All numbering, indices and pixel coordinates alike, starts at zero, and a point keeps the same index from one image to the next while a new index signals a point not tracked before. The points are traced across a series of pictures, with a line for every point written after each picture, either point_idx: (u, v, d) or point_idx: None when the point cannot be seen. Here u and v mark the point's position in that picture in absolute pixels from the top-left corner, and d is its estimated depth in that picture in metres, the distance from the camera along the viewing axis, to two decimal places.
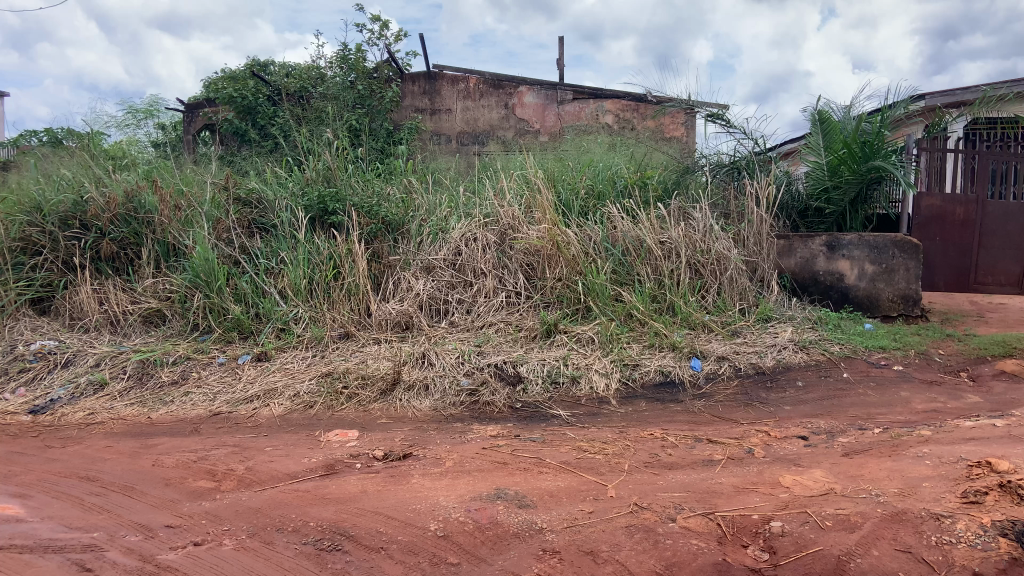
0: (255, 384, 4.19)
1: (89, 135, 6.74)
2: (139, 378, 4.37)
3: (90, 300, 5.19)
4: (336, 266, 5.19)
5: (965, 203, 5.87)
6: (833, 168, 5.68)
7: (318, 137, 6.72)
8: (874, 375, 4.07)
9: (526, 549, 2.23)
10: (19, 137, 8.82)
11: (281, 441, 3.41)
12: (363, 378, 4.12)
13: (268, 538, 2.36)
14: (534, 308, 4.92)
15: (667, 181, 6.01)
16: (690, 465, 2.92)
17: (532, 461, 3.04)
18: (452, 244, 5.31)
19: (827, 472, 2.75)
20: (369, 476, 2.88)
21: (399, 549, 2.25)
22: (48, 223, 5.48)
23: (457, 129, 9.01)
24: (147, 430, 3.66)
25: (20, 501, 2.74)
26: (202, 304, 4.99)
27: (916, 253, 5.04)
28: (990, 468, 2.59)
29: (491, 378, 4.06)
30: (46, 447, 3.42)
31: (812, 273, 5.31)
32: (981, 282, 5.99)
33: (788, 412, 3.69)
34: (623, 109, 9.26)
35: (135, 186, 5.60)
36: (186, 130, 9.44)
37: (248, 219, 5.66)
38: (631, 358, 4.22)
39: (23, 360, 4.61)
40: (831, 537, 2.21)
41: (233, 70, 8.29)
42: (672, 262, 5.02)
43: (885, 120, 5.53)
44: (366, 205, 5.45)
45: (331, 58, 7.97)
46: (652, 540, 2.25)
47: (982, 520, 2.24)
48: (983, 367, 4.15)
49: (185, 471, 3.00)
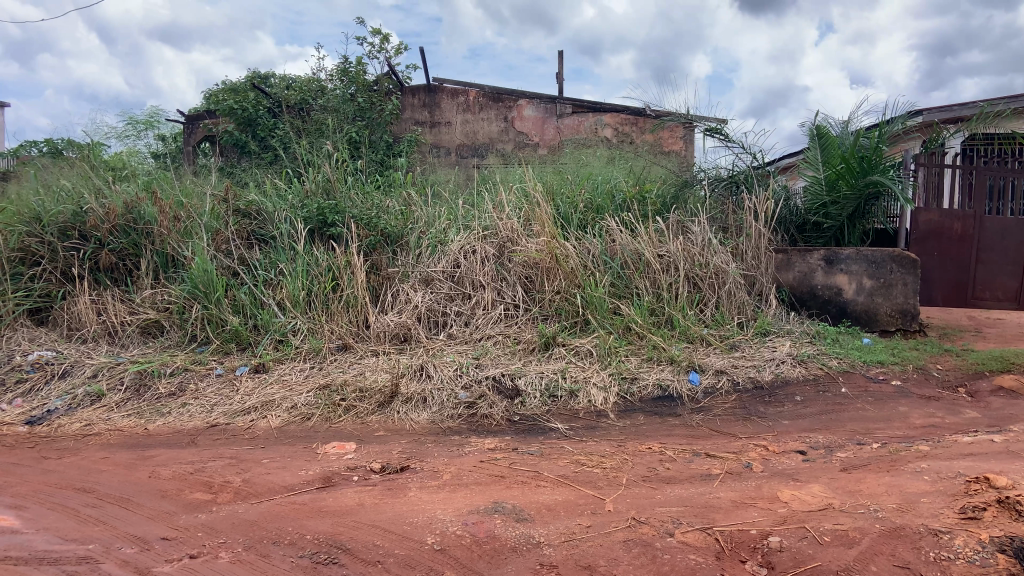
0: (252, 395, 4.18)
1: (90, 145, 6.77)
2: (137, 390, 4.36)
3: (88, 310, 5.20)
4: (334, 277, 5.20)
5: (962, 218, 5.87)
6: (831, 182, 5.74)
7: (318, 149, 6.76)
8: (872, 390, 4.07)
9: (523, 564, 2.21)
10: (20, 148, 8.89)
11: (278, 453, 3.40)
12: (361, 390, 4.12)
13: (264, 551, 2.35)
14: (532, 321, 4.93)
15: (665, 195, 6.05)
16: (688, 479, 2.92)
17: (529, 474, 3.03)
18: (451, 256, 5.34)
19: (825, 487, 2.74)
20: (367, 489, 2.87)
21: (395, 563, 2.24)
22: (47, 233, 5.51)
23: (456, 142, 9.07)
24: (144, 442, 3.65)
25: (16, 512, 2.73)
26: (200, 315, 5.00)
27: (914, 268, 5.06)
28: (989, 484, 2.58)
29: (489, 392, 4.05)
30: (42, 459, 3.41)
31: (810, 287, 5.33)
32: (978, 297, 6.01)
33: (786, 426, 3.68)
34: (622, 123, 9.34)
35: (136, 197, 5.62)
36: (186, 141, 9.50)
37: (247, 231, 5.68)
38: (630, 371, 4.22)
39: (20, 371, 4.61)
40: (829, 553, 2.21)
41: (234, 83, 8.37)
42: (670, 275, 5.04)
43: (882, 135, 5.58)
44: (365, 217, 5.49)
45: (332, 71, 8.08)
46: (649, 554, 2.25)
47: (981, 536, 2.23)
48: (981, 383, 4.16)
49: (182, 483, 2.99)
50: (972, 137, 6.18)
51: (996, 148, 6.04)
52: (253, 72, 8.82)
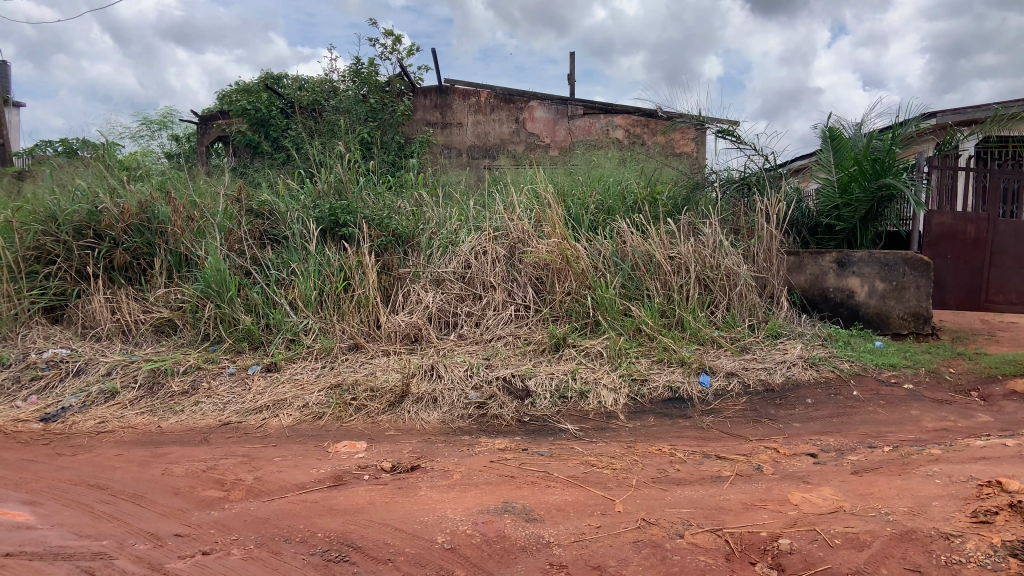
0: (265, 394, 4.23)
1: (105, 144, 6.82)
2: (150, 387, 4.42)
3: (102, 309, 5.27)
4: (346, 278, 5.24)
5: (976, 220, 5.83)
6: (843, 184, 5.72)
7: (330, 149, 6.79)
8: (883, 393, 4.05)
9: (532, 563, 2.22)
10: (35, 148, 9.11)
11: (290, 451, 3.44)
12: (372, 390, 4.15)
13: (276, 548, 2.37)
14: (543, 321, 4.95)
15: (676, 197, 6.05)
16: (699, 481, 2.92)
17: (538, 474, 3.05)
18: (462, 257, 5.38)
19: (836, 490, 2.74)
20: (378, 487, 2.90)
21: (405, 562, 2.26)
22: (63, 232, 5.59)
23: (468, 143, 9.08)
24: (157, 439, 3.70)
25: (31, 508, 2.78)
26: (214, 314, 5.06)
27: (927, 271, 5.03)
28: (1001, 488, 2.56)
29: (499, 392, 4.06)
30: (56, 455, 3.46)
31: (822, 289, 5.30)
32: (991, 301, 5.97)
33: (797, 429, 3.67)
34: (633, 125, 9.43)
35: (150, 197, 5.69)
36: (199, 141, 9.64)
37: (260, 230, 5.75)
38: (640, 373, 4.23)
39: (35, 368, 4.67)
40: (840, 555, 2.20)
41: (248, 84, 8.49)
42: (681, 277, 5.03)
43: (895, 138, 5.54)
44: (377, 218, 5.53)
45: (345, 73, 8.14)
46: (658, 555, 2.25)
47: (992, 540, 2.22)
48: (994, 386, 4.12)
49: (194, 480, 3.04)
50: (987, 139, 6.12)
51: (1011, 150, 5.98)
52: (266, 73, 8.90)
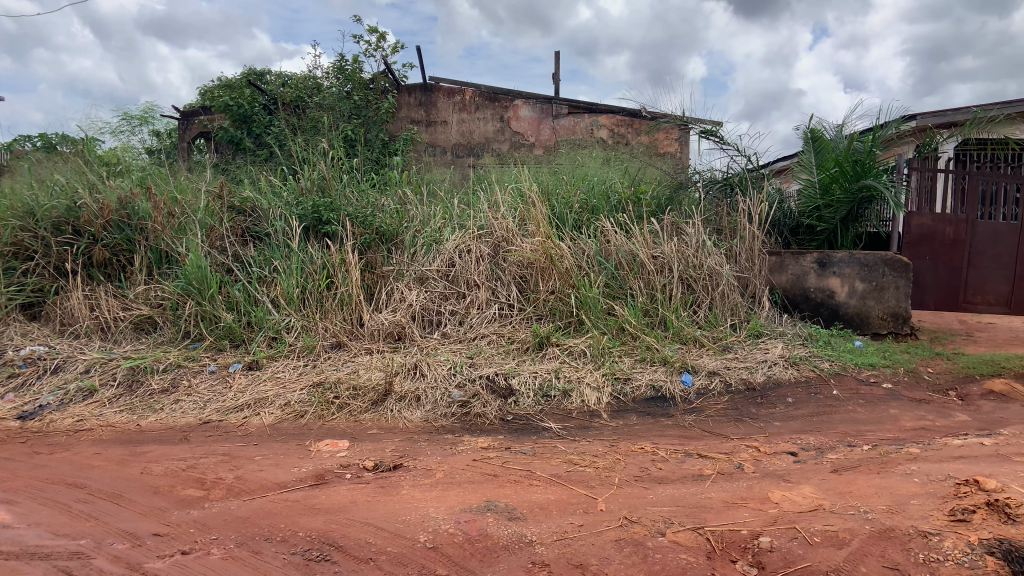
0: (246, 392, 4.18)
1: (84, 139, 6.71)
2: (129, 386, 4.34)
3: (81, 306, 5.18)
4: (329, 275, 5.19)
5: (955, 222, 5.92)
6: (825, 185, 5.78)
7: (313, 145, 6.72)
8: (863, 393, 4.09)
9: (515, 562, 2.22)
10: (13, 142, 8.95)
11: (271, 450, 3.40)
12: (354, 388, 4.12)
13: (256, 548, 2.34)
14: (526, 320, 4.94)
15: (660, 196, 6.07)
16: (680, 479, 2.94)
17: (521, 473, 3.04)
18: (445, 255, 5.37)
19: (816, 489, 2.76)
20: (359, 486, 2.88)
21: (388, 561, 2.24)
22: (41, 228, 5.48)
23: (452, 142, 9.06)
24: (136, 438, 3.63)
25: (7, 507, 2.72)
26: (194, 312, 4.99)
27: (906, 272, 5.09)
28: (978, 486, 2.60)
29: (482, 391, 4.05)
30: (33, 454, 3.39)
31: (803, 290, 5.36)
32: (969, 301, 6.07)
33: (778, 428, 3.70)
34: (617, 124, 9.46)
35: (130, 193, 5.60)
36: (180, 137, 9.52)
37: (242, 227, 5.69)
38: (623, 372, 4.24)
39: (12, 365, 4.58)
40: (819, 553, 2.22)
41: (230, 79, 8.39)
42: (664, 277, 5.06)
43: (875, 139, 5.61)
44: (360, 216, 5.50)
45: (328, 69, 8.07)
46: (641, 554, 2.26)
47: (969, 538, 2.25)
48: (971, 386, 4.19)
49: (174, 480, 2.99)
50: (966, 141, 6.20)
51: (989, 153, 6.07)
52: (248, 69, 8.80)
